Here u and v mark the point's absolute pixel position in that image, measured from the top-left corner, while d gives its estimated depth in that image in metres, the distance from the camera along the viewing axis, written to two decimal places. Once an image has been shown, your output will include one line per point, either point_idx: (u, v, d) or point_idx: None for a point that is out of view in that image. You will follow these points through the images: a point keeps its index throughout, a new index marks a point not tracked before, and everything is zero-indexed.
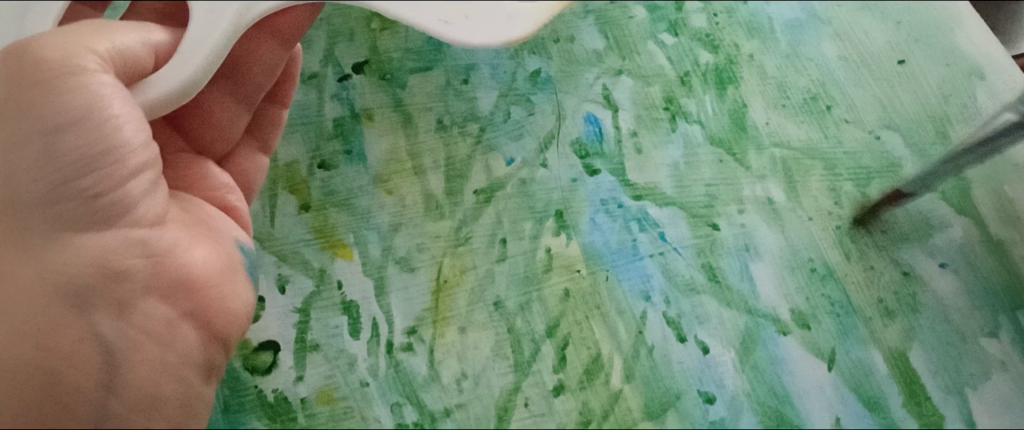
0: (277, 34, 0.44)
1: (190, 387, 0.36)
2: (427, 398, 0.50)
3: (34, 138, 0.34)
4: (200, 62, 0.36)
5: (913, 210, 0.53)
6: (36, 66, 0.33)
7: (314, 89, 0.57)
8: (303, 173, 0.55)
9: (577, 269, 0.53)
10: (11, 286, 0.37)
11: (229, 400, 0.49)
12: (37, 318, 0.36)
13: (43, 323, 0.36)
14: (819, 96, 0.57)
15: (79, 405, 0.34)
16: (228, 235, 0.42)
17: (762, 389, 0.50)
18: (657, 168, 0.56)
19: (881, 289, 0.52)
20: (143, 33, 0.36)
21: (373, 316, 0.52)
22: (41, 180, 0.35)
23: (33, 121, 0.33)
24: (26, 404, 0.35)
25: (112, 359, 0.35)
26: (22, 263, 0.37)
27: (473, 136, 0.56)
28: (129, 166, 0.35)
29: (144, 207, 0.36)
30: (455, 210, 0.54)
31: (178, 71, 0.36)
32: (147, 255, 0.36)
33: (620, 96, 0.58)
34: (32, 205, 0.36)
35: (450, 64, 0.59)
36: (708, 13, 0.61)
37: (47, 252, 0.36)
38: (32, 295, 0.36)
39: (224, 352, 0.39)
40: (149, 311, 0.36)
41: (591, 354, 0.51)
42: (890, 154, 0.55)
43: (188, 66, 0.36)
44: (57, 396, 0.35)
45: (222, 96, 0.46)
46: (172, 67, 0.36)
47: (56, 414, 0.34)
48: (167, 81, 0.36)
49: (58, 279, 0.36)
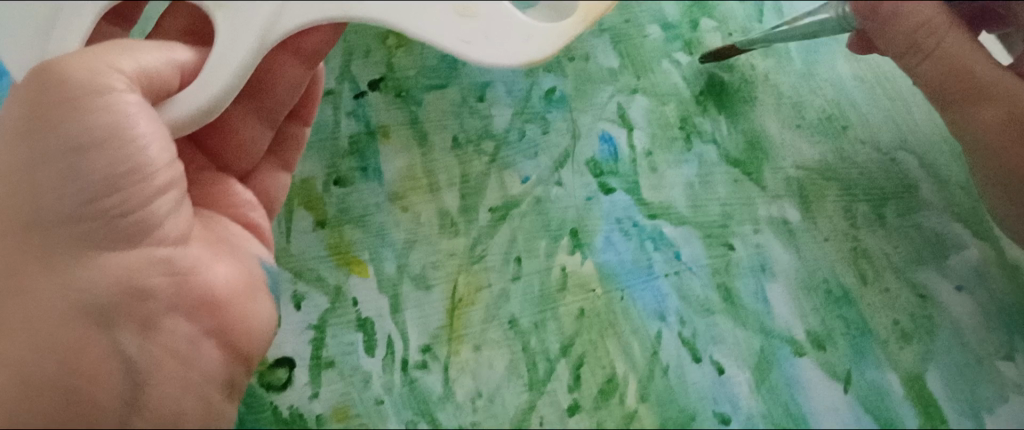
0: (299, 52, 0.45)
1: (209, 403, 0.37)
2: (442, 416, 0.51)
3: (58, 158, 0.34)
4: (227, 77, 0.39)
5: (928, 231, 0.52)
6: (64, 87, 0.33)
7: (330, 106, 0.57)
8: (319, 189, 0.55)
9: (593, 289, 0.53)
10: (21, 303, 0.36)
11: (245, 417, 0.50)
12: (51, 335, 0.35)
13: (61, 342, 0.35)
14: (835, 116, 0.55)
15: (105, 417, 0.34)
16: (250, 252, 0.43)
17: (778, 411, 0.50)
18: (672, 186, 0.56)
19: (899, 310, 0.51)
20: (170, 52, 0.38)
21: (388, 333, 0.52)
22: (64, 199, 0.35)
23: (57, 140, 0.34)
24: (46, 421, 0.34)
25: (136, 373, 0.35)
26: (33, 277, 0.36)
27: (487, 154, 0.56)
28: (154, 185, 0.35)
29: (168, 225, 0.37)
30: (470, 227, 0.54)
31: (205, 88, 0.38)
32: (168, 273, 0.37)
33: (635, 115, 0.58)
34: (54, 222, 0.35)
35: (467, 82, 0.58)
36: (722, 33, 0.60)
37: (62, 273, 0.36)
38: (44, 315, 0.35)
39: (241, 371, 0.39)
40: (173, 329, 0.36)
41: (607, 373, 0.52)
42: (904, 175, 0.53)
43: (215, 83, 0.38)
44: (83, 410, 0.34)
45: (244, 114, 0.47)
46: (199, 86, 0.38)
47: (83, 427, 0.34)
48: (189, 102, 0.38)
49: (77, 297, 0.35)
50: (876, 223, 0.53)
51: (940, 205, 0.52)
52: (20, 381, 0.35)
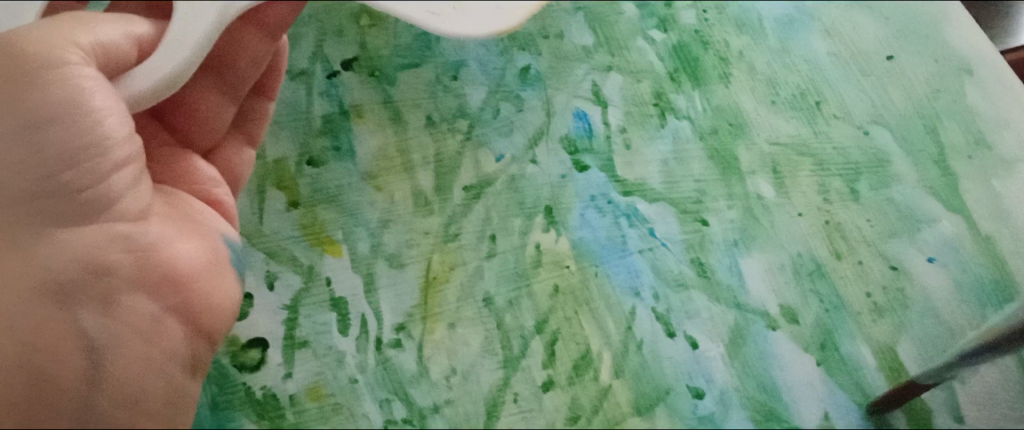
0: (264, 26, 0.45)
1: (175, 382, 0.34)
2: (416, 393, 0.51)
3: (14, 134, 0.34)
4: (187, 51, 0.39)
5: (901, 205, 0.50)
6: (21, 59, 0.34)
7: (304, 87, 0.56)
8: (292, 169, 0.54)
9: (567, 265, 0.53)
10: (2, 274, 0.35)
11: (217, 398, 0.50)
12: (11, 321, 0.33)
13: (30, 327, 0.33)
14: (808, 92, 0.56)
15: (61, 400, 0.31)
16: (213, 228, 0.42)
17: (751, 382, 0.51)
18: (647, 163, 0.56)
19: (871, 282, 0.50)
20: (126, 24, 0.38)
21: (362, 312, 0.52)
22: (24, 177, 0.35)
23: (11, 117, 0.34)
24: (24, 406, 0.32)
25: (97, 352, 0.33)
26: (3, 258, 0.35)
27: (462, 133, 0.57)
28: (114, 158, 0.35)
29: (127, 201, 0.36)
30: (444, 206, 0.54)
31: (164, 59, 0.39)
32: (128, 251, 0.35)
33: (609, 92, 0.59)
34: (9, 200, 0.35)
35: (440, 61, 0.58)
36: (697, 10, 0.62)
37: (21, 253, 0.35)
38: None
39: (207, 349, 0.37)
40: (133, 305, 0.34)
41: (581, 349, 0.52)
42: (879, 149, 0.52)
43: (175, 54, 0.39)
44: (46, 397, 0.31)
45: (207, 89, 0.47)
46: (157, 58, 0.38)
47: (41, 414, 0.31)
48: (153, 71, 0.38)
49: (25, 278, 0.34)
50: (850, 197, 0.52)
51: (915, 181, 0.49)
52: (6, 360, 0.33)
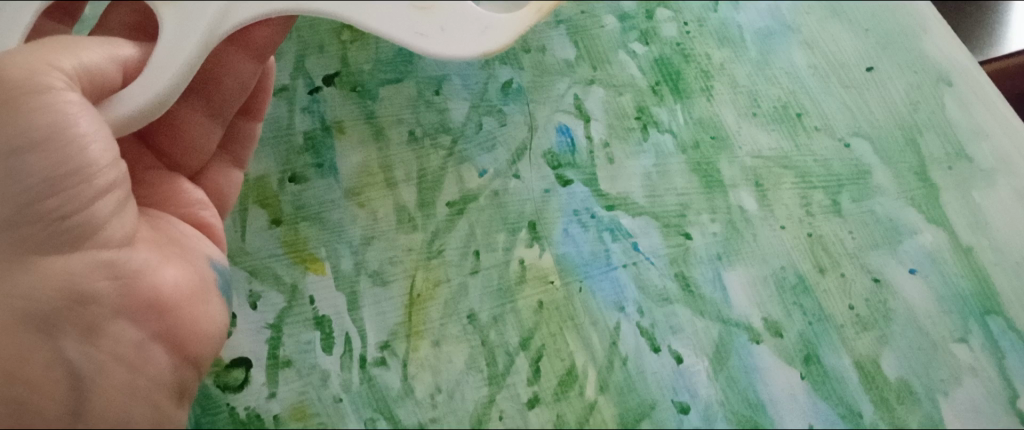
0: (249, 47, 0.50)
1: (159, 410, 0.39)
2: (402, 413, 0.49)
3: (8, 160, 0.39)
4: (174, 73, 0.43)
5: (881, 216, 0.53)
6: (8, 85, 0.38)
7: (285, 103, 0.58)
8: (273, 187, 0.55)
9: (551, 281, 0.53)
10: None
11: (200, 419, 0.49)
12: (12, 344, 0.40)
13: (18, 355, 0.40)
14: (790, 104, 0.58)
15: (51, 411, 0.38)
16: (200, 252, 0.45)
17: (736, 398, 0.49)
18: (630, 178, 0.56)
19: (854, 296, 0.51)
20: (111, 48, 0.42)
21: (346, 330, 0.51)
22: (18, 202, 0.39)
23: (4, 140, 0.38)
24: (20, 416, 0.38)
25: (79, 382, 0.38)
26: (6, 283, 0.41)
27: (445, 148, 0.57)
28: (95, 186, 0.39)
29: (112, 227, 0.40)
30: (428, 222, 0.54)
31: (149, 87, 0.42)
32: (113, 277, 0.40)
33: (592, 106, 0.59)
34: (8, 228, 0.40)
35: (422, 76, 0.59)
36: (678, 23, 0.62)
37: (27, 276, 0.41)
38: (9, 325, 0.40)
39: (195, 377, 0.41)
40: (116, 333, 0.39)
41: (566, 365, 0.50)
42: (859, 161, 0.55)
43: (157, 81, 0.42)
44: (32, 408, 0.38)
45: (194, 112, 0.51)
46: (141, 85, 0.42)
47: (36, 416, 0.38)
48: (133, 99, 0.42)
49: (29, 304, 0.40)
50: (832, 210, 0.54)
51: (895, 192, 0.54)
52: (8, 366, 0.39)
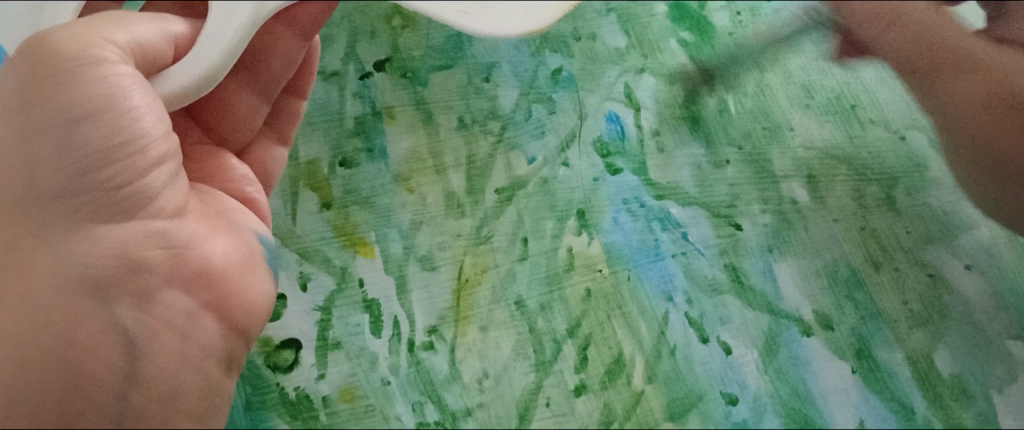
0: (295, 24, 0.46)
1: (210, 378, 0.37)
2: (448, 397, 0.51)
3: (54, 130, 0.35)
4: (219, 52, 0.39)
5: (936, 209, 0.49)
6: (59, 58, 0.35)
7: (336, 87, 0.58)
8: (324, 171, 0.55)
9: (600, 269, 0.53)
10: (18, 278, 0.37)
11: (251, 398, 0.51)
12: (48, 310, 0.36)
13: (61, 318, 0.36)
14: (845, 95, 0.55)
15: (99, 391, 0.35)
16: (247, 227, 0.45)
17: (785, 390, 0.50)
18: (680, 167, 0.56)
19: (907, 290, 0.49)
20: (164, 23, 0.39)
21: (395, 314, 0.53)
22: (57, 173, 0.36)
23: (51, 113, 0.35)
24: (62, 395, 0.34)
25: (134, 350, 0.36)
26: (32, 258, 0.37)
27: (494, 134, 0.56)
28: (149, 157, 0.37)
29: (163, 199, 0.38)
30: (477, 208, 0.54)
31: (196, 63, 0.39)
32: (166, 247, 0.38)
33: (643, 95, 0.58)
34: (53, 195, 0.37)
35: (473, 62, 0.59)
36: (730, 11, 0.61)
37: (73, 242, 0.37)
38: (45, 281, 0.37)
39: (242, 345, 0.40)
40: (169, 302, 0.37)
41: (613, 354, 0.51)
42: (913, 153, 0.51)
43: (202, 61, 0.39)
44: (77, 385, 0.35)
45: (239, 87, 0.48)
46: (190, 61, 0.39)
47: (76, 395, 0.34)
48: (178, 78, 0.39)
49: (71, 272, 0.37)
50: (887, 205, 0.51)
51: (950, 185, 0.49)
52: (58, 337, 0.36)
